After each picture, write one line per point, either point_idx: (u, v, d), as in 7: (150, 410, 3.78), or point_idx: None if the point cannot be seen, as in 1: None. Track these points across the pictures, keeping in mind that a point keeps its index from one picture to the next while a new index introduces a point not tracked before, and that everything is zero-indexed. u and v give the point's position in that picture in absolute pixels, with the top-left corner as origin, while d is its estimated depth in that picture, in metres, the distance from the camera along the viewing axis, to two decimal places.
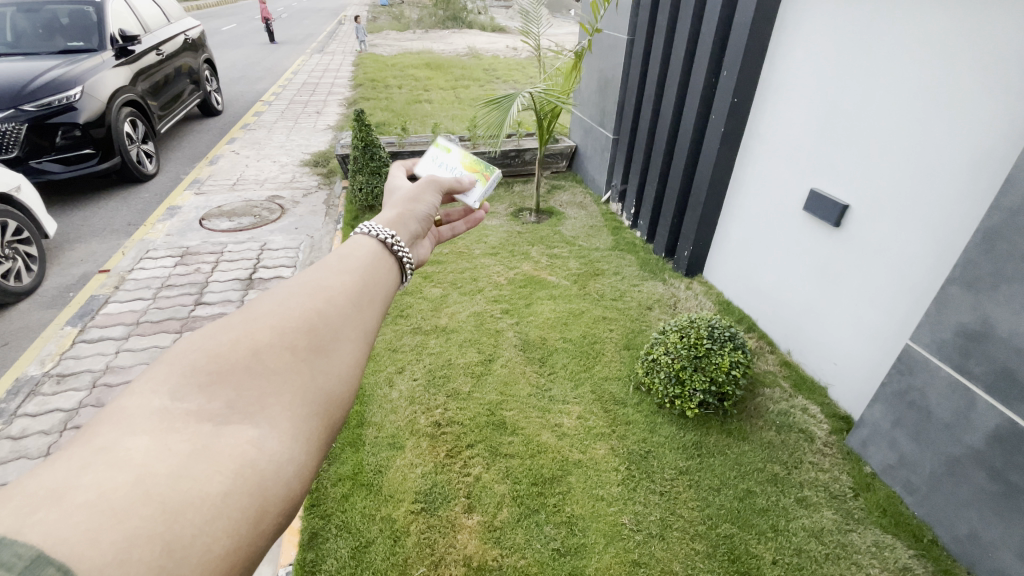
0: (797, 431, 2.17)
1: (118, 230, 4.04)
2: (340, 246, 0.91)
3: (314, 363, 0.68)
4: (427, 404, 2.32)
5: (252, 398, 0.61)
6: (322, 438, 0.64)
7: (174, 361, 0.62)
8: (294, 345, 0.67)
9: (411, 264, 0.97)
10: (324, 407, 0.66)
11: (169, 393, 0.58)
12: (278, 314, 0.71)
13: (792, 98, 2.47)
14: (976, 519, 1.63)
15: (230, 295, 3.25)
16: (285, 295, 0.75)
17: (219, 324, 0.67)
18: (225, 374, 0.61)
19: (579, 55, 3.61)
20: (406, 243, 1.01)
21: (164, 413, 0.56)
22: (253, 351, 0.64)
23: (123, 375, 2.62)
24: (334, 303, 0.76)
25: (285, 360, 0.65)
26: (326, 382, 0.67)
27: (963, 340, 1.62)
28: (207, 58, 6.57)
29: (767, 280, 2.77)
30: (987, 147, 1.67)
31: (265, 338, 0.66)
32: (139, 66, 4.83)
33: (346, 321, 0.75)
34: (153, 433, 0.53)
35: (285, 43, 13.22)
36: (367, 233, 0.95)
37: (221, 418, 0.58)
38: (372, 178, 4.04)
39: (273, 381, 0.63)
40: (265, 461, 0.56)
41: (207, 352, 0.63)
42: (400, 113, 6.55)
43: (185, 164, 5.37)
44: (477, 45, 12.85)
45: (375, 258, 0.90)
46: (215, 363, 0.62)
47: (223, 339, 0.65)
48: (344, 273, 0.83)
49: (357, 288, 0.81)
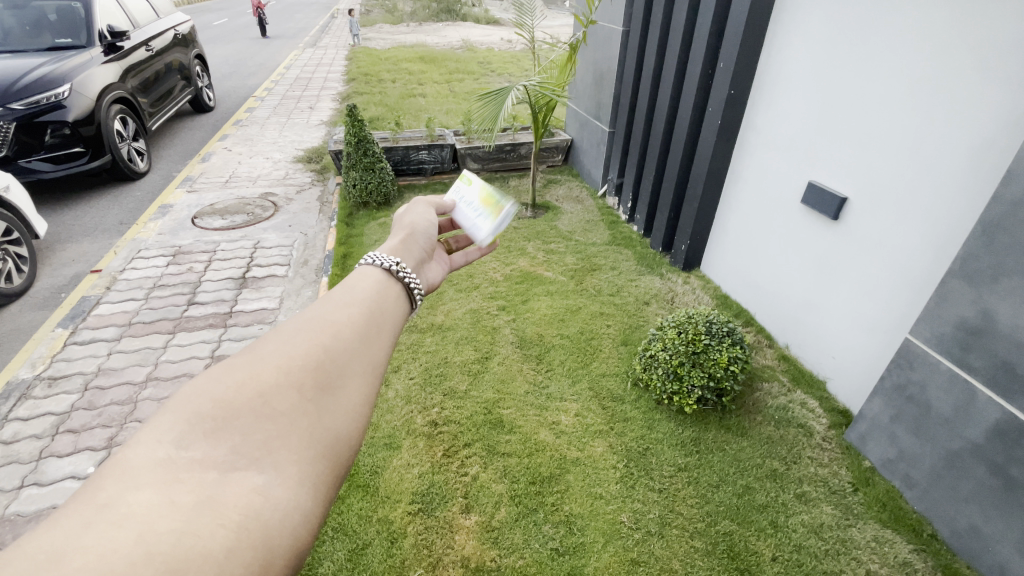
0: (796, 426, 2.16)
1: (109, 229, 3.99)
2: (347, 276, 0.93)
3: (321, 402, 0.68)
4: (424, 403, 2.30)
5: (257, 443, 0.60)
6: (330, 482, 0.64)
7: (178, 405, 0.61)
8: (301, 384, 0.67)
9: (418, 291, 1.00)
10: (331, 449, 0.65)
11: (173, 441, 0.57)
12: (285, 351, 0.71)
13: (790, 91, 2.44)
14: (976, 514, 1.62)
15: (223, 294, 3.22)
16: (292, 330, 0.75)
17: (225, 364, 0.67)
18: (230, 419, 0.61)
19: (574, 47, 3.56)
20: (412, 269, 1.04)
21: (169, 464, 0.55)
22: (259, 393, 0.64)
23: (115, 378, 2.59)
24: (342, 337, 0.76)
25: (293, 400, 0.65)
26: (333, 422, 0.67)
27: (964, 334, 1.61)
28: (197, 53, 6.47)
29: (763, 274, 2.76)
30: (987, 140, 1.65)
31: (271, 379, 0.66)
32: (128, 62, 4.76)
33: (353, 356, 0.75)
34: (158, 486, 0.53)
35: (276, 38, 13.05)
36: (372, 263, 0.97)
37: (226, 465, 0.57)
38: (365, 174, 4.01)
39: (279, 424, 0.63)
40: (269, 511, 0.56)
41: (212, 396, 0.62)
42: (394, 107, 6.49)
43: (176, 161, 5.31)
44: (470, 37, 12.72)
45: (381, 289, 0.91)
46: (220, 407, 0.62)
47: (228, 382, 0.64)
48: (350, 306, 0.84)
49: (364, 322, 0.82)
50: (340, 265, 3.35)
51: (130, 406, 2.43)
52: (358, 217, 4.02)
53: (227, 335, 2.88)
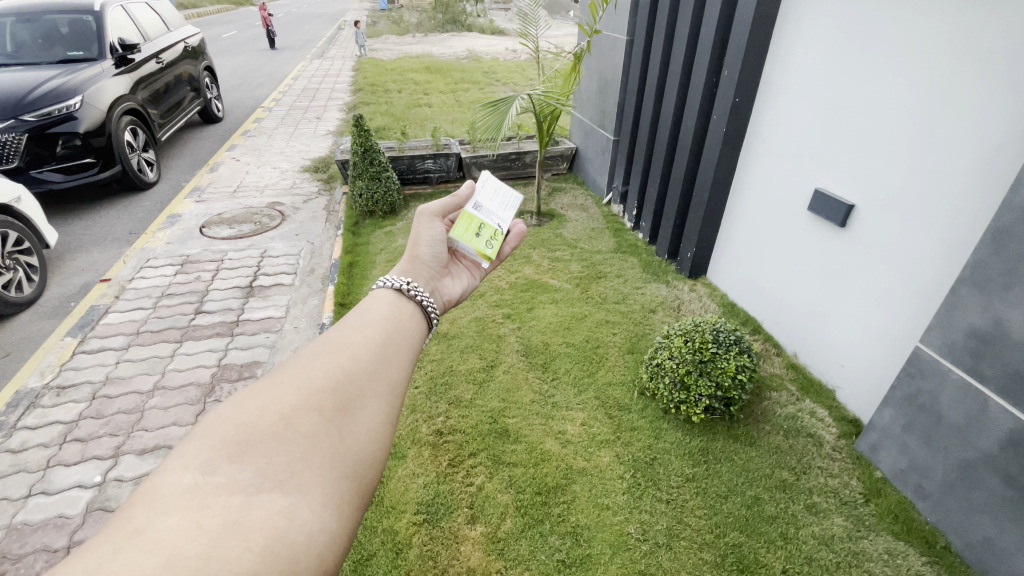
0: (805, 435, 2.13)
1: (119, 239, 4.04)
2: (361, 301, 0.97)
3: (341, 423, 0.69)
4: (429, 412, 2.30)
5: (281, 465, 0.61)
6: (355, 502, 0.64)
7: (203, 433, 0.62)
8: (322, 406, 0.69)
9: (433, 309, 1.04)
10: (354, 470, 0.66)
11: (198, 467, 0.58)
12: (305, 375, 0.73)
13: (793, 101, 2.46)
14: (990, 525, 1.59)
15: (230, 303, 3.24)
16: (310, 357, 0.77)
17: (246, 391, 0.68)
18: (254, 443, 0.62)
19: (578, 57, 3.58)
20: (422, 288, 1.08)
21: (196, 489, 0.56)
22: (281, 417, 0.66)
23: (123, 387, 2.60)
24: (358, 360, 0.79)
25: (314, 422, 0.67)
26: (355, 443, 0.68)
27: (975, 342, 1.58)
28: (206, 66, 6.57)
29: (770, 282, 2.75)
30: (993, 145, 1.64)
31: (292, 402, 0.68)
32: (139, 74, 4.83)
33: (371, 378, 0.77)
34: (185, 511, 0.53)
35: (286, 49, 13.23)
36: (386, 284, 1.02)
37: (251, 488, 0.58)
38: (372, 183, 4.04)
39: (301, 446, 0.64)
40: (295, 533, 0.56)
41: (235, 422, 0.64)
42: (400, 117, 6.55)
43: (185, 172, 5.37)
44: (476, 48, 12.83)
45: (395, 306, 0.98)
46: (244, 432, 0.63)
47: (250, 408, 0.66)
48: (364, 329, 0.87)
49: (379, 343, 0.85)
50: (346, 274, 3.37)
51: (137, 415, 2.44)
52: (364, 226, 4.04)
53: (233, 344, 2.89)
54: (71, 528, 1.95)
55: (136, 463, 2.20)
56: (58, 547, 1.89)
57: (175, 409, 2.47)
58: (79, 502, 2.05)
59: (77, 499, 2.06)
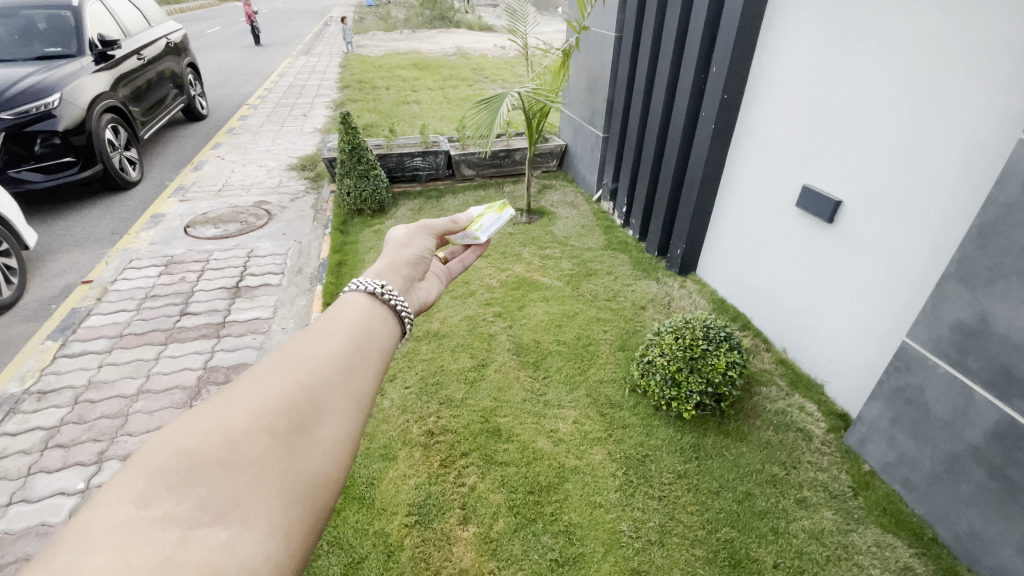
0: (795, 430, 2.15)
1: (101, 239, 3.96)
2: (333, 305, 0.94)
3: (295, 444, 0.67)
4: (420, 412, 2.28)
5: (224, 496, 0.59)
6: (305, 529, 0.63)
7: (141, 461, 0.59)
8: (274, 427, 0.67)
9: (409, 316, 1.02)
10: (306, 494, 0.65)
11: (135, 499, 0.56)
12: (258, 392, 0.70)
13: (782, 96, 2.46)
14: (976, 517, 1.61)
15: (216, 304, 3.18)
16: (267, 370, 0.74)
17: (192, 411, 0.66)
18: (194, 472, 0.60)
19: (567, 53, 3.56)
20: (396, 291, 1.07)
21: (128, 525, 0.53)
22: (227, 440, 0.63)
23: (106, 391, 2.55)
24: (319, 372, 0.76)
25: (264, 446, 0.65)
26: (308, 466, 0.67)
27: (961, 336, 1.60)
28: (190, 62, 6.45)
29: (759, 276, 2.76)
30: (981, 141, 1.65)
31: (241, 424, 0.65)
32: (120, 72, 4.73)
33: (331, 394, 0.75)
34: (115, 550, 0.51)
35: (271, 46, 13.06)
36: (358, 288, 1.00)
37: (189, 522, 0.56)
38: (359, 181, 3.99)
39: (247, 473, 0.62)
40: (234, 568, 0.54)
41: (176, 449, 0.61)
42: (388, 115, 6.49)
43: (169, 170, 5.28)
44: (465, 44, 12.79)
45: (368, 312, 0.95)
46: (185, 461, 0.60)
47: (195, 432, 0.63)
48: (331, 337, 0.84)
49: (344, 353, 0.82)
50: (334, 274, 3.33)
51: (121, 419, 2.39)
52: (353, 225, 4.00)
53: (220, 346, 2.85)
54: (55, 536, 1.91)
55: None
56: None
57: (160, 412, 2.43)
58: (62, 509, 2.01)
59: (60, 506, 2.01)
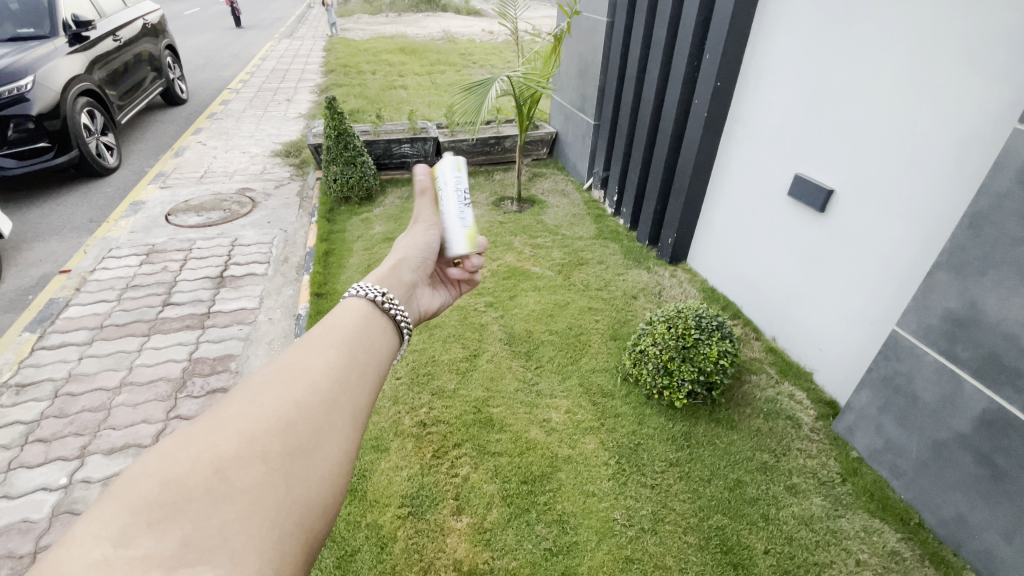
0: (784, 418, 2.17)
1: (78, 227, 3.84)
2: (331, 313, 0.94)
3: (289, 470, 0.66)
4: (412, 404, 2.26)
5: (212, 531, 0.58)
6: (297, 562, 0.62)
7: (122, 492, 0.58)
8: (267, 453, 0.66)
9: (406, 323, 1.02)
10: (299, 523, 0.64)
11: (112, 537, 0.54)
12: (250, 414, 0.69)
13: (774, 86, 2.45)
14: (963, 503, 1.64)
15: (200, 294, 3.11)
16: (259, 389, 0.74)
17: (178, 435, 0.64)
18: (179, 505, 0.58)
19: (558, 38, 3.50)
20: (400, 301, 1.06)
21: (104, 566, 0.51)
22: (216, 469, 0.62)
23: (87, 384, 2.48)
24: (315, 391, 0.76)
25: (256, 473, 0.64)
26: (303, 493, 0.66)
27: (950, 325, 1.62)
28: (168, 44, 6.24)
29: (750, 267, 2.77)
30: (975, 130, 1.65)
31: (232, 450, 0.64)
32: (96, 53, 4.56)
33: (327, 414, 0.75)
34: None
35: (252, 28, 12.70)
36: (359, 294, 0.99)
37: (173, 560, 0.54)
38: (346, 168, 3.91)
39: (237, 505, 0.61)
40: None
41: (161, 478, 0.60)
42: (374, 100, 6.37)
43: (149, 156, 5.13)
44: (452, 29, 12.56)
45: (367, 320, 0.95)
46: (169, 493, 0.59)
47: (181, 460, 0.62)
48: (328, 350, 0.84)
49: (340, 368, 0.82)
50: (322, 263, 3.27)
51: (104, 413, 2.34)
52: (340, 213, 3.93)
53: (205, 337, 2.79)
54: (37, 533, 1.86)
55: (104, 464, 2.11)
56: (24, 553, 1.81)
57: (144, 406, 2.37)
58: (44, 505, 1.96)
59: (43, 502, 1.96)
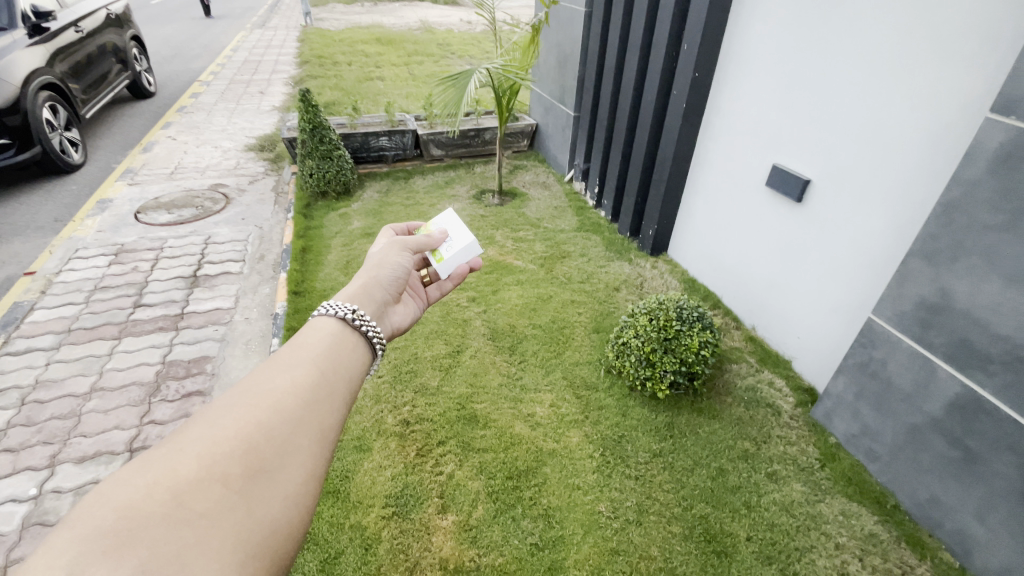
0: (765, 406, 2.21)
1: (43, 227, 3.69)
2: (298, 332, 0.94)
3: (250, 493, 0.67)
4: (394, 402, 2.23)
5: (171, 555, 0.57)
6: None
7: (77, 519, 0.57)
8: (227, 475, 0.66)
9: (380, 341, 1.03)
10: (260, 545, 0.65)
11: (67, 565, 0.52)
12: (211, 437, 0.69)
13: (751, 77, 2.46)
14: (936, 485, 1.68)
15: (173, 294, 3.02)
16: (221, 411, 0.73)
17: (136, 461, 0.64)
18: (137, 531, 0.58)
19: (536, 28, 3.45)
20: (371, 317, 1.07)
21: None
22: (176, 493, 0.62)
23: (56, 390, 2.39)
24: (279, 413, 0.76)
25: (216, 497, 0.64)
26: (266, 513, 0.67)
27: (923, 312, 1.65)
28: (134, 35, 6.01)
29: (728, 257, 2.80)
30: (946, 121, 1.68)
31: (193, 473, 0.64)
32: (56, 45, 4.37)
33: (290, 434, 0.75)
34: None
35: (222, 18, 12.30)
36: (328, 312, 0.99)
37: None
38: (322, 162, 3.82)
39: (197, 529, 0.61)
40: None
41: (118, 505, 0.59)
42: (350, 92, 6.23)
43: (116, 152, 4.95)
44: (429, 18, 12.36)
45: (336, 339, 0.95)
46: (126, 519, 0.58)
47: (139, 485, 0.61)
48: (294, 371, 0.84)
49: (305, 389, 0.82)
50: (299, 260, 3.20)
51: (74, 420, 2.26)
52: (317, 209, 3.85)
53: (179, 338, 2.71)
54: (6, 546, 1.79)
55: (75, 472, 2.04)
56: None
57: (116, 412, 2.30)
58: (13, 518, 1.88)
59: (11, 515, 1.89)
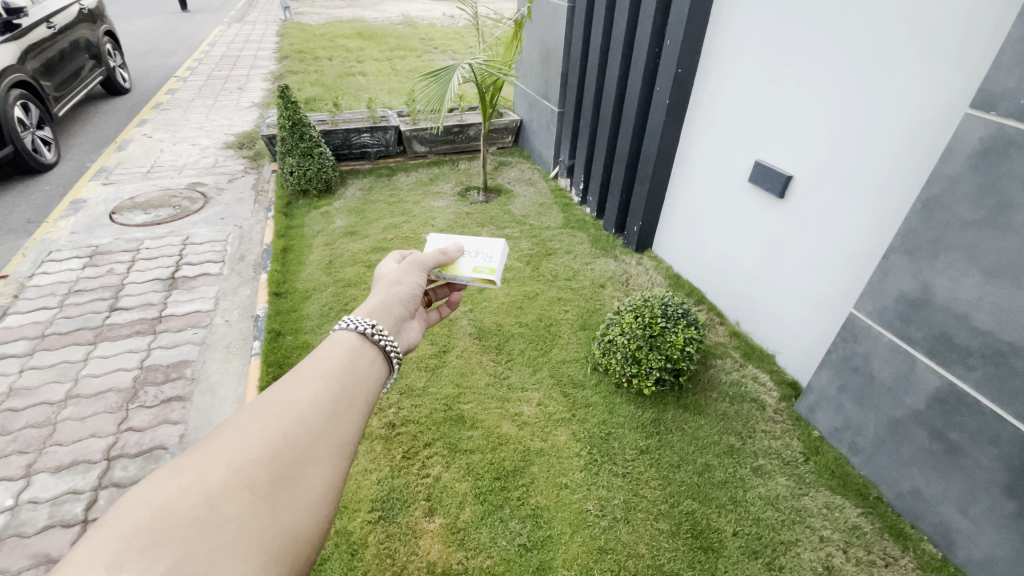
0: (750, 401, 2.22)
1: (14, 229, 3.57)
2: (322, 341, 0.92)
3: (276, 498, 0.67)
4: (379, 404, 2.20)
5: (200, 558, 0.58)
6: None
7: (115, 519, 0.58)
8: (255, 481, 0.67)
9: (397, 353, 0.99)
10: (284, 551, 0.65)
11: (106, 563, 0.54)
12: (239, 442, 0.70)
13: (733, 73, 2.46)
14: (918, 476, 1.71)
15: (150, 297, 2.95)
16: (249, 417, 0.74)
17: (170, 464, 0.65)
18: (170, 532, 0.59)
19: (519, 23, 3.41)
20: (389, 332, 1.03)
21: None
22: (207, 497, 0.63)
23: (29, 398, 2.32)
24: (304, 420, 0.76)
25: (243, 502, 0.64)
26: (289, 520, 0.67)
27: (904, 307, 1.67)
28: (107, 30, 5.83)
29: (712, 252, 2.81)
30: (925, 117, 1.70)
31: (221, 478, 0.65)
32: (28, 41, 4.22)
33: (316, 442, 0.75)
34: None
35: (198, 12, 12.03)
36: (348, 326, 0.95)
37: None
38: (303, 160, 3.75)
39: (225, 533, 0.62)
40: None
41: (152, 507, 0.60)
42: (331, 88, 6.13)
43: (90, 151, 4.81)
44: (411, 13, 12.21)
45: (354, 352, 0.92)
46: (160, 519, 0.60)
47: (172, 488, 0.62)
48: (319, 379, 0.83)
49: (329, 399, 0.81)
50: (281, 260, 3.14)
51: (48, 428, 2.19)
52: (298, 207, 3.78)
53: (157, 342, 2.64)
54: None
55: (51, 483, 1.98)
56: None
57: (93, 419, 2.23)
58: None
59: None
